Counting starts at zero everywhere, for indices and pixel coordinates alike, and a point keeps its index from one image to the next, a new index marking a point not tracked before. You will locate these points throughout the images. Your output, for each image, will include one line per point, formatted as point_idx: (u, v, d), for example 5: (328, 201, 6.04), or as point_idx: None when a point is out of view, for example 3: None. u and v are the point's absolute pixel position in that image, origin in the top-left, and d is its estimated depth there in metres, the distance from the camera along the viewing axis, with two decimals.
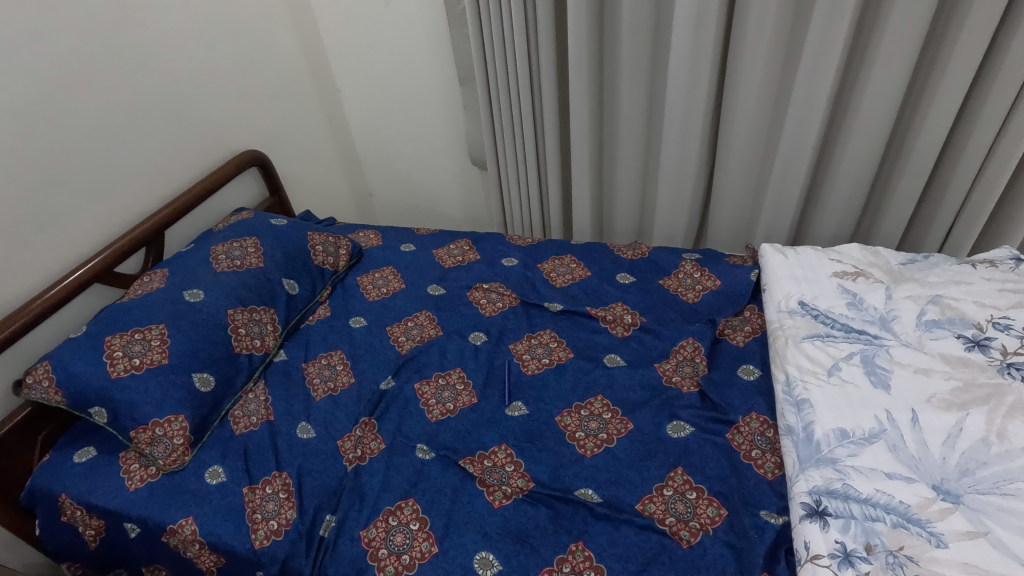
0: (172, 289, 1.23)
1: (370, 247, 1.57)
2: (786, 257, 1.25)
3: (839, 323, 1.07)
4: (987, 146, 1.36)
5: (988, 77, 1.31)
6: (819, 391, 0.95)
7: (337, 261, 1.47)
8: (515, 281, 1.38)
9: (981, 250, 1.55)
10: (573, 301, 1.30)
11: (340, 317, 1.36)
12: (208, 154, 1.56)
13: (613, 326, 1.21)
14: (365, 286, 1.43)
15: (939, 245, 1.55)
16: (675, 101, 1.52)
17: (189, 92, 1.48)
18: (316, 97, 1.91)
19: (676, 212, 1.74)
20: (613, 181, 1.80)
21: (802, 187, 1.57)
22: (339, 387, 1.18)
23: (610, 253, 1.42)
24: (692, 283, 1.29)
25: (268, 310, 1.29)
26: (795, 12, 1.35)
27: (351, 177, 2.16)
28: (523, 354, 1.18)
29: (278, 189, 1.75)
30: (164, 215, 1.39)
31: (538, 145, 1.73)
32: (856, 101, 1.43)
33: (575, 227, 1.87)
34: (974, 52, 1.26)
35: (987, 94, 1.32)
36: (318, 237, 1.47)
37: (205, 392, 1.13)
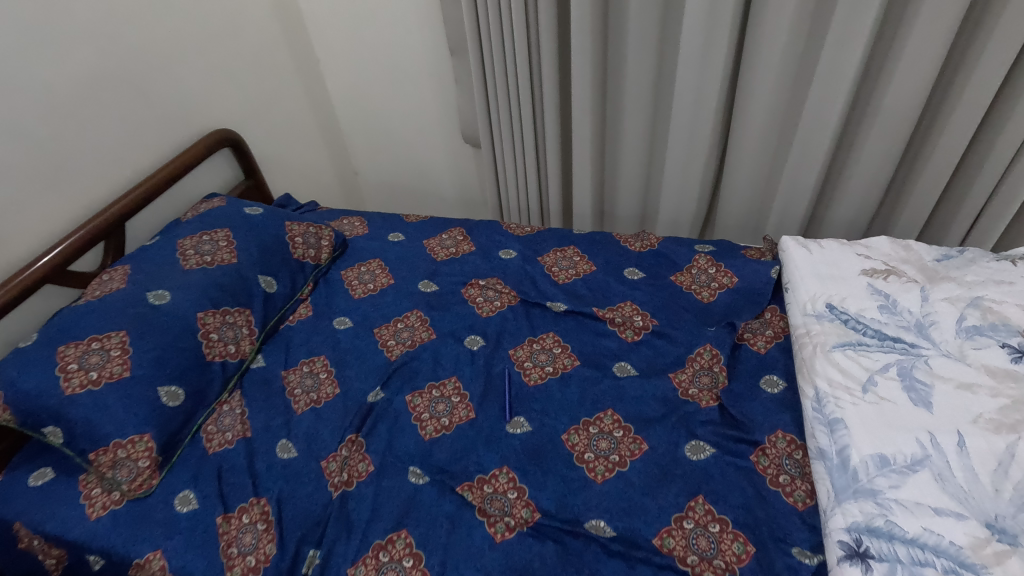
0: (135, 290, 1.11)
1: (355, 237, 1.44)
2: (810, 251, 1.14)
3: (872, 329, 0.97)
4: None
5: None
6: (853, 411, 0.86)
7: (320, 254, 1.35)
8: (514, 276, 1.27)
9: (1006, 243, 1.46)
10: (578, 299, 1.19)
11: (323, 317, 1.24)
12: (173, 134, 1.40)
13: (623, 329, 1.10)
14: (350, 281, 1.31)
15: (962, 237, 1.45)
16: (686, 77, 1.39)
17: (147, 64, 1.32)
18: (294, 68, 1.75)
19: (684, 197, 1.63)
20: (616, 162, 1.67)
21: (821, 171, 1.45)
22: (322, 398, 1.08)
23: (616, 244, 1.31)
24: (707, 279, 1.18)
25: (243, 311, 1.18)
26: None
27: (335, 154, 2.01)
28: (524, 362, 1.08)
29: (254, 171, 1.60)
30: (125, 204, 1.25)
31: (536, 124, 1.59)
32: (885, 78, 1.29)
33: (575, 211, 1.76)
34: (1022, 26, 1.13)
35: None
36: (298, 227, 1.34)
37: (174, 407, 1.02)
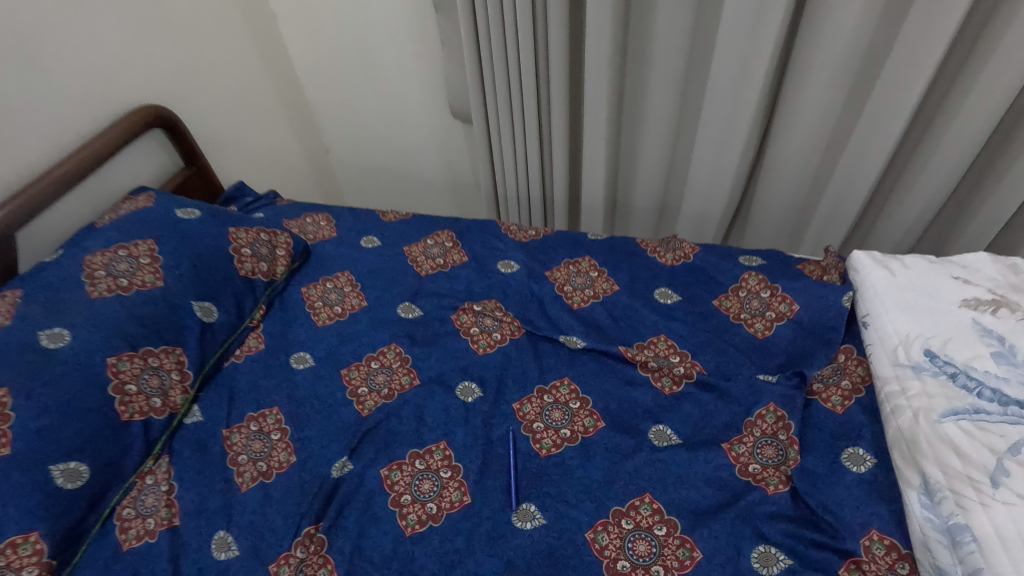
0: (21, 328, 0.83)
1: (320, 242, 1.18)
2: (893, 274, 0.90)
3: (989, 389, 0.74)
4: None
5: None
6: (983, 516, 0.64)
7: (274, 267, 1.09)
8: (516, 298, 1.02)
9: None
10: (598, 331, 0.95)
11: (278, 352, 0.99)
12: (83, 112, 1.10)
13: (658, 377, 0.87)
14: (313, 303, 1.06)
15: None
16: (730, 45, 1.10)
17: (38, 20, 1.01)
18: (243, 26, 1.43)
19: (714, 188, 1.37)
20: (634, 145, 1.40)
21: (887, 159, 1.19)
22: (273, 470, 0.84)
23: (643, 256, 1.06)
24: (759, 306, 0.94)
25: (172, 351, 0.92)
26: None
27: (301, 130, 1.71)
28: (533, 423, 0.84)
29: (195, 155, 1.31)
30: (17, 208, 0.97)
31: (540, 98, 1.31)
32: (984, 47, 1.02)
33: (585, 202, 1.49)
34: None
35: None
36: (244, 234, 1.07)
37: (71, 492, 0.77)
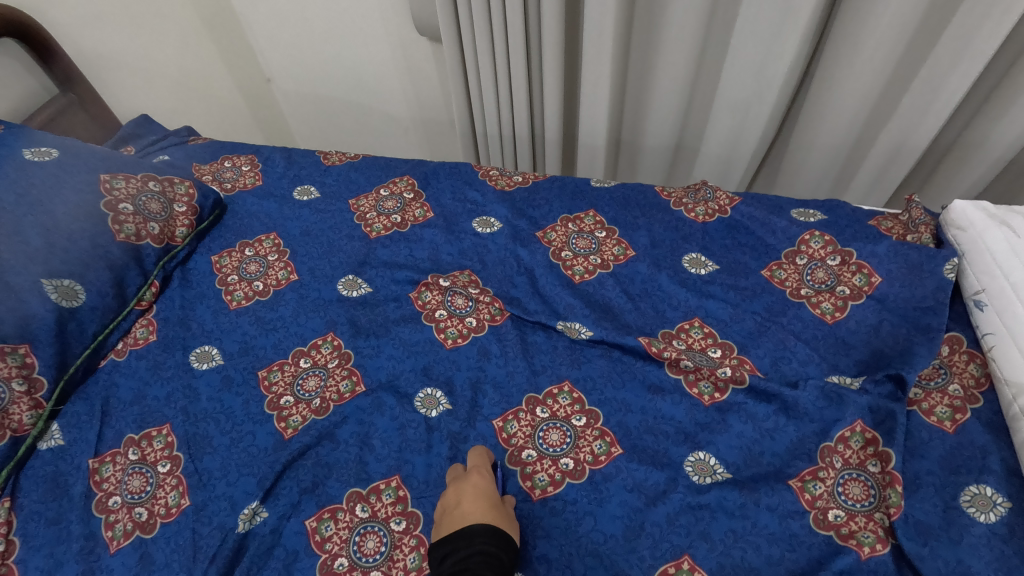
0: None
1: (239, 195, 0.90)
2: (1016, 236, 0.65)
3: None
4: None
5: None
6: None
7: (172, 230, 0.81)
8: (497, 269, 0.76)
9: None
10: (609, 316, 0.70)
11: (175, 346, 0.73)
12: None
13: (693, 381, 0.63)
14: (226, 278, 0.80)
15: None
16: None
17: None
18: None
19: (746, 122, 1.09)
20: (647, 66, 1.10)
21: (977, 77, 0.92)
22: (157, 518, 0.60)
23: (665, 211, 0.80)
24: (826, 279, 0.70)
25: (12, 350, 0.64)
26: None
27: (227, 53, 1.37)
28: (522, 450, 0.60)
29: (75, 80, 1.01)
30: None
31: (527, 0, 1.00)
32: None
33: (583, 141, 1.20)
34: None
35: None
36: (124, 184, 0.79)
37: None
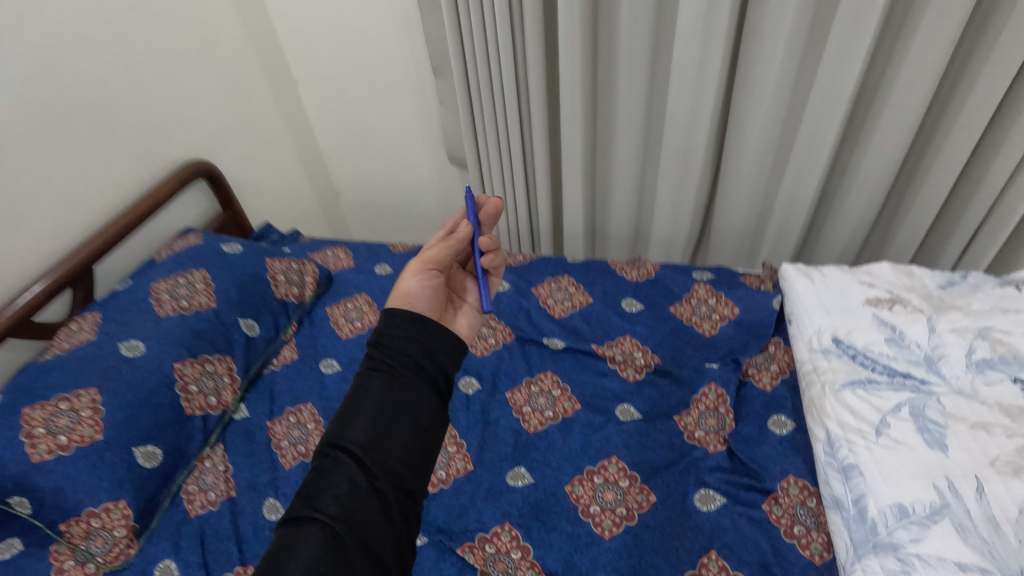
0: (105, 342, 1.04)
1: (340, 270, 1.39)
2: (813, 280, 1.11)
3: (881, 365, 0.94)
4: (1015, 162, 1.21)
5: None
6: (869, 457, 0.83)
7: (304, 291, 1.29)
8: (508, 311, 1.21)
9: (999, 265, 1.42)
10: (576, 335, 1.15)
11: (309, 361, 1.19)
12: (143, 168, 1.33)
13: (623, 368, 1.07)
14: (337, 320, 1.26)
15: (955, 261, 1.42)
16: (680, 100, 1.34)
17: (108, 94, 1.24)
18: (269, 90, 1.66)
19: (677, 218, 1.59)
20: (608, 183, 1.62)
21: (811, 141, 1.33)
22: (311, 451, 1.03)
23: (612, 274, 1.27)
24: (707, 311, 1.15)
25: (224, 359, 1.12)
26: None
27: (315, 176, 1.92)
28: (522, 407, 1.03)
29: (231, 203, 1.52)
30: (95, 247, 1.18)
31: (525, 144, 1.54)
32: (883, 95, 1.25)
33: (567, 233, 1.71)
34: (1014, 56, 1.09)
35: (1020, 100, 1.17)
36: (279, 264, 1.28)
37: (151, 469, 0.96)
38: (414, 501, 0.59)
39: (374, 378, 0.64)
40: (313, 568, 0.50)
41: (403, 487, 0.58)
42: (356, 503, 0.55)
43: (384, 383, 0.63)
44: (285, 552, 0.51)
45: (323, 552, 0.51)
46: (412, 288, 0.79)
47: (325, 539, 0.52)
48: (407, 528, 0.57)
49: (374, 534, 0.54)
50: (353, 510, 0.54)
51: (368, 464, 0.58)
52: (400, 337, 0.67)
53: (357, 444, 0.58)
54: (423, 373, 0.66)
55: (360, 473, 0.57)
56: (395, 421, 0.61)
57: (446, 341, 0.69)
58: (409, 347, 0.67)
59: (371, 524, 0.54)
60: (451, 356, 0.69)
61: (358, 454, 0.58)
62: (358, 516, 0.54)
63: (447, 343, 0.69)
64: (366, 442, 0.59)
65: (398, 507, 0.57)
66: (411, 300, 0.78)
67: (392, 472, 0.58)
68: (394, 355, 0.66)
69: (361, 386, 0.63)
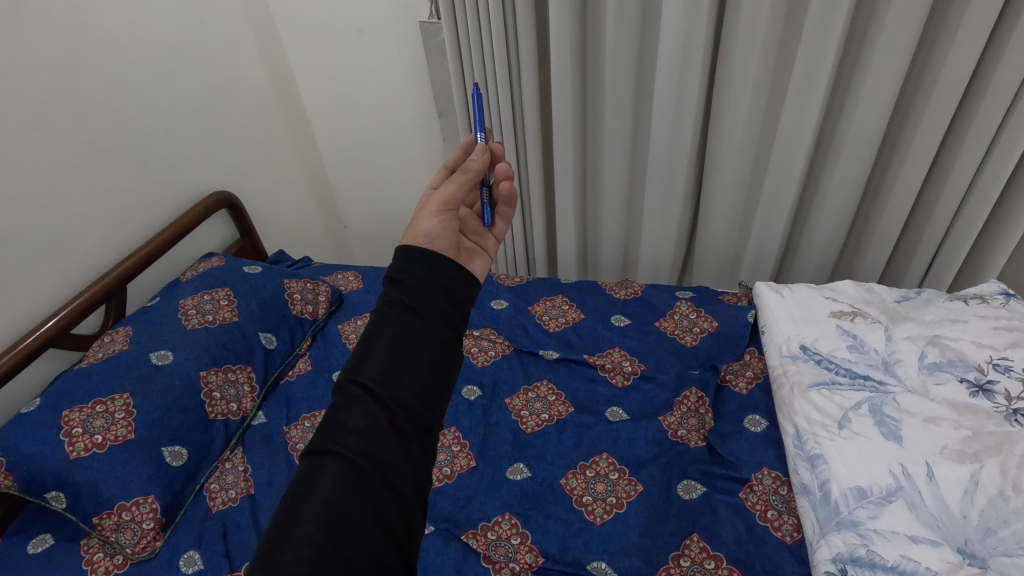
0: (137, 351, 1.13)
1: (350, 292, 1.50)
2: (783, 296, 1.22)
3: (844, 368, 1.05)
4: (960, 193, 1.35)
5: (961, 124, 1.30)
6: (831, 447, 0.92)
7: (317, 309, 1.40)
8: (507, 325, 1.32)
9: (959, 286, 1.54)
10: (569, 347, 1.26)
11: (322, 372, 1.28)
12: (172, 198, 1.46)
13: (613, 375, 1.17)
14: (348, 335, 1.37)
15: (917, 283, 1.55)
16: (661, 137, 1.48)
17: (146, 131, 1.37)
18: (288, 129, 1.81)
19: (662, 245, 1.72)
20: (598, 213, 1.75)
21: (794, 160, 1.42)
22: None
23: (602, 293, 1.38)
24: (689, 324, 1.26)
25: (245, 369, 1.21)
26: (782, 36, 1.30)
27: (325, 209, 2.05)
28: (521, 410, 1.12)
29: (249, 231, 1.64)
30: (128, 267, 1.29)
31: (522, 177, 1.68)
32: (840, 133, 1.39)
33: (561, 260, 1.84)
34: (950, 102, 1.24)
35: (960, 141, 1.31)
36: (296, 284, 1.39)
37: (177, 466, 1.04)
38: (431, 436, 0.59)
39: (392, 312, 0.64)
40: (335, 503, 0.50)
41: (421, 422, 0.59)
42: (377, 438, 0.55)
43: (403, 316, 0.63)
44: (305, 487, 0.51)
45: (345, 486, 0.51)
46: (434, 226, 0.79)
47: (347, 474, 0.52)
48: (426, 463, 0.58)
49: (396, 469, 0.54)
50: (373, 445, 0.54)
51: (387, 400, 0.58)
52: (418, 271, 0.68)
53: (376, 379, 0.58)
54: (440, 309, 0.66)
55: (379, 409, 0.57)
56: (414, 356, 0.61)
57: (463, 278, 0.71)
58: (426, 281, 0.67)
59: (392, 458, 0.54)
60: (465, 296, 0.70)
61: (376, 389, 0.58)
62: (379, 451, 0.54)
63: (462, 280, 0.70)
64: (386, 378, 0.59)
65: (416, 442, 0.57)
66: (432, 237, 0.78)
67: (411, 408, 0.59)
68: (412, 289, 0.67)
69: (378, 320, 0.62)
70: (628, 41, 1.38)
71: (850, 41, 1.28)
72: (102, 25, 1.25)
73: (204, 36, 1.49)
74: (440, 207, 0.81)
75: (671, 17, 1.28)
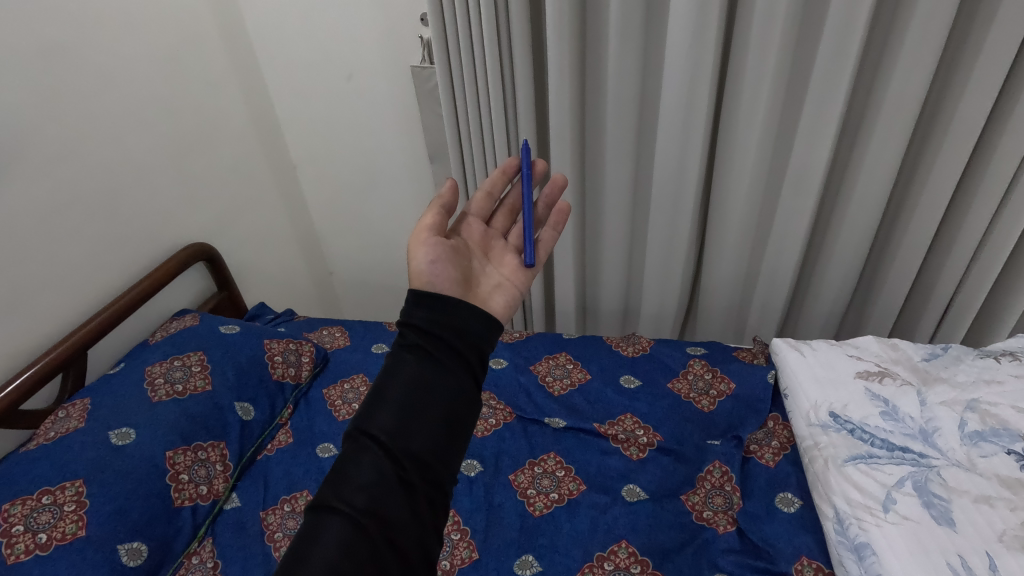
0: (95, 430, 1.00)
1: (336, 350, 1.40)
2: (803, 353, 1.14)
3: (879, 439, 0.95)
4: (975, 244, 1.30)
5: (974, 175, 1.25)
6: (879, 534, 0.83)
7: (300, 372, 1.29)
8: (507, 387, 1.22)
9: (973, 338, 1.48)
10: (576, 413, 1.15)
11: (305, 445, 1.17)
12: (142, 252, 1.35)
13: (627, 446, 1.06)
14: (334, 401, 1.26)
15: (930, 335, 1.49)
16: (662, 185, 1.43)
17: (117, 181, 1.27)
18: (271, 175, 1.72)
19: (665, 294, 1.65)
20: (597, 261, 1.68)
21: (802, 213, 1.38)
22: None
23: (609, 349, 1.29)
24: (704, 386, 1.18)
25: (217, 445, 1.09)
26: (789, 84, 1.26)
27: (310, 256, 1.95)
28: (527, 489, 1.01)
29: (227, 283, 1.54)
30: (90, 330, 1.17)
31: None
32: (848, 182, 1.34)
33: (559, 309, 1.75)
34: (964, 152, 1.19)
35: (972, 192, 1.26)
36: (277, 344, 1.28)
37: (135, 567, 0.90)
38: (440, 491, 0.62)
39: (405, 360, 0.69)
40: (338, 557, 0.54)
41: (429, 475, 0.63)
42: (382, 492, 0.59)
43: (413, 367, 0.68)
44: (312, 537, 0.56)
45: (348, 540, 0.55)
46: (426, 267, 0.82)
47: (351, 528, 0.56)
48: (433, 517, 0.61)
49: (400, 524, 0.58)
50: (378, 500, 0.58)
51: (395, 453, 0.62)
52: (430, 318, 0.73)
53: (384, 431, 0.63)
54: (452, 356, 0.71)
55: (388, 462, 0.61)
56: (423, 407, 0.65)
57: (479, 322, 0.75)
58: (438, 329, 0.72)
59: (397, 513, 0.58)
60: (478, 347, 0.73)
61: (386, 442, 0.62)
62: (383, 505, 0.58)
63: (479, 329, 0.74)
64: (394, 429, 0.63)
65: (423, 495, 0.61)
66: (428, 277, 0.81)
67: (419, 460, 0.63)
68: (425, 336, 0.71)
69: (391, 372, 0.67)
70: (630, 88, 1.33)
71: (858, 90, 1.24)
72: (71, 71, 1.17)
73: (184, 81, 1.41)
74: (431, 246, 0.83)
75: (675, 64, 1.23)
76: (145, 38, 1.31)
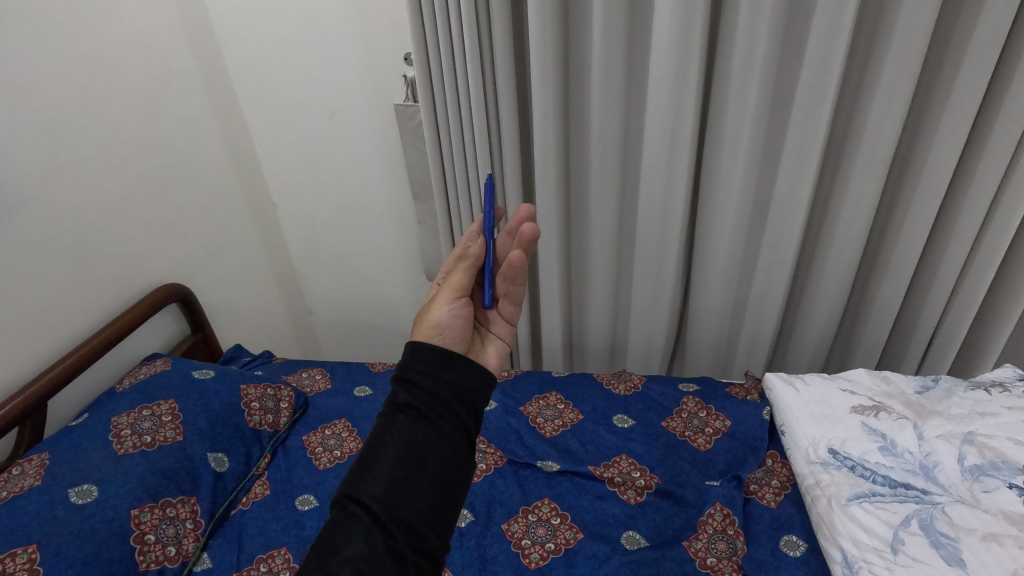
0: (53, 488, 0.92)
1: (317, 395, 1.34)
2: (797, 390, 1.12)
3: (881, 475, 0.93)
4: (955, 276, 1.32)
5: (950, 210, 1.28)
6: None
7: (278, 419, 1.23)
8: (497, 431, 1.17)
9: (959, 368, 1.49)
10: (570, 456, 1.11)
11: (283, 497, 1.10)
12: (110, 295, 1.28)
13: (623, 490, 1.03)
14: (315, 449, 1.20)
15: (916, 367, 1.49)
16: (648, 221, 1.43)
17: (88, 222, 1.23)
18: (250, 215, 1.69)
19: (652, 331, 1.63)
20: (584, 297, 1.66)
21: (785, 247, 1.39)
22: None
23: (600, 388, 1.26)
24: (699, 424, 1.15)
25: (188, 501, 1.01)
26: (768, 123, 1.28)
27: (288, 296, 1.90)
28: (521, 540, 0.96)
29: (202, 325, 1.48)
30: (52, 377, 1.10)
31: None
32: (829, 218, 1.37)
33: (546, 347, 1.72)
34: (938, 187, 1.23)
35: (951, 225, 1.29)
36: (254, 389, 1.22)
37: None
38: (432, 561, 0.58)
39: (397, 421, 0.64)
40: None
41: (422, 545, 0.58)
42: (371, 566, 0.54)
43: (405, 428, 0.64)
44: None
45: None
46: (447, 318, 0.78)
47: None
48: None
49: None
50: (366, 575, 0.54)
51: (385, 520, 0.58)
52: (427, 372, 0.69)
53: (375, 498, 0.58)
54: (447, 415, 0.67)
55: (378, 532, 0.57)
56: (416, 471, 0.61)
57: (476, 377, 0.71)
58: (433, 385, 0.68)
59: None
60: (474, 402, 0.69)
61: (376, 509, 0.58)
62: None
63: (475, 384, 0.70)
64: (385, 494, 0.59)
65: (415, 568, 0.56)
66: (445, 329, 0.77)
67: (411, 528, 0.58)
68: (420, 393, 0.67)
69: (383, 433, 0.63)
70: (614, 126, 1.34)
71: (834, 129, 1.28)
72: (41, 107, 1.13)
73: (160, 119, 1.39)
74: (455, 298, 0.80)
75: (658, 104, 1.25)
76: (122, 77, 1.29)
